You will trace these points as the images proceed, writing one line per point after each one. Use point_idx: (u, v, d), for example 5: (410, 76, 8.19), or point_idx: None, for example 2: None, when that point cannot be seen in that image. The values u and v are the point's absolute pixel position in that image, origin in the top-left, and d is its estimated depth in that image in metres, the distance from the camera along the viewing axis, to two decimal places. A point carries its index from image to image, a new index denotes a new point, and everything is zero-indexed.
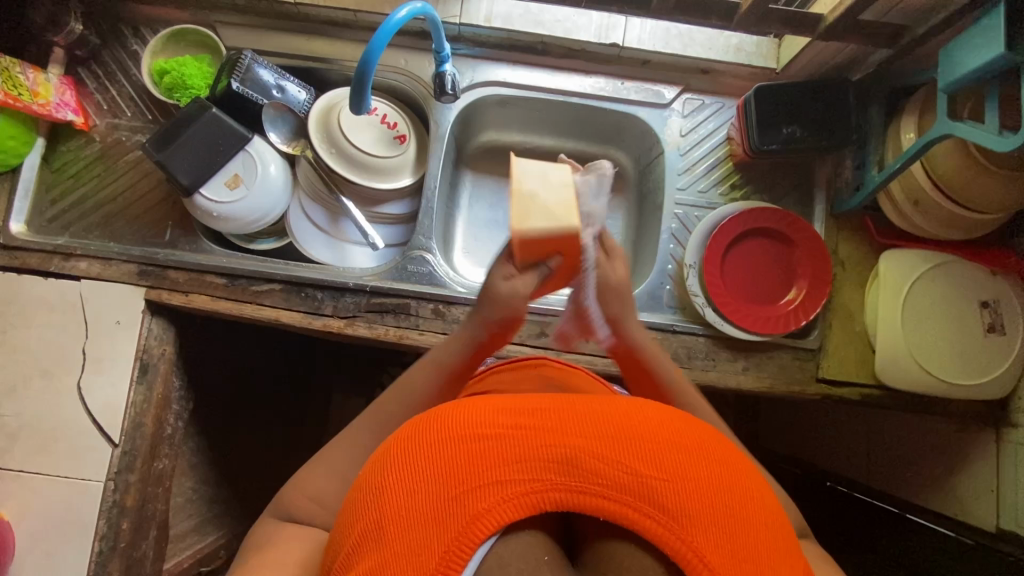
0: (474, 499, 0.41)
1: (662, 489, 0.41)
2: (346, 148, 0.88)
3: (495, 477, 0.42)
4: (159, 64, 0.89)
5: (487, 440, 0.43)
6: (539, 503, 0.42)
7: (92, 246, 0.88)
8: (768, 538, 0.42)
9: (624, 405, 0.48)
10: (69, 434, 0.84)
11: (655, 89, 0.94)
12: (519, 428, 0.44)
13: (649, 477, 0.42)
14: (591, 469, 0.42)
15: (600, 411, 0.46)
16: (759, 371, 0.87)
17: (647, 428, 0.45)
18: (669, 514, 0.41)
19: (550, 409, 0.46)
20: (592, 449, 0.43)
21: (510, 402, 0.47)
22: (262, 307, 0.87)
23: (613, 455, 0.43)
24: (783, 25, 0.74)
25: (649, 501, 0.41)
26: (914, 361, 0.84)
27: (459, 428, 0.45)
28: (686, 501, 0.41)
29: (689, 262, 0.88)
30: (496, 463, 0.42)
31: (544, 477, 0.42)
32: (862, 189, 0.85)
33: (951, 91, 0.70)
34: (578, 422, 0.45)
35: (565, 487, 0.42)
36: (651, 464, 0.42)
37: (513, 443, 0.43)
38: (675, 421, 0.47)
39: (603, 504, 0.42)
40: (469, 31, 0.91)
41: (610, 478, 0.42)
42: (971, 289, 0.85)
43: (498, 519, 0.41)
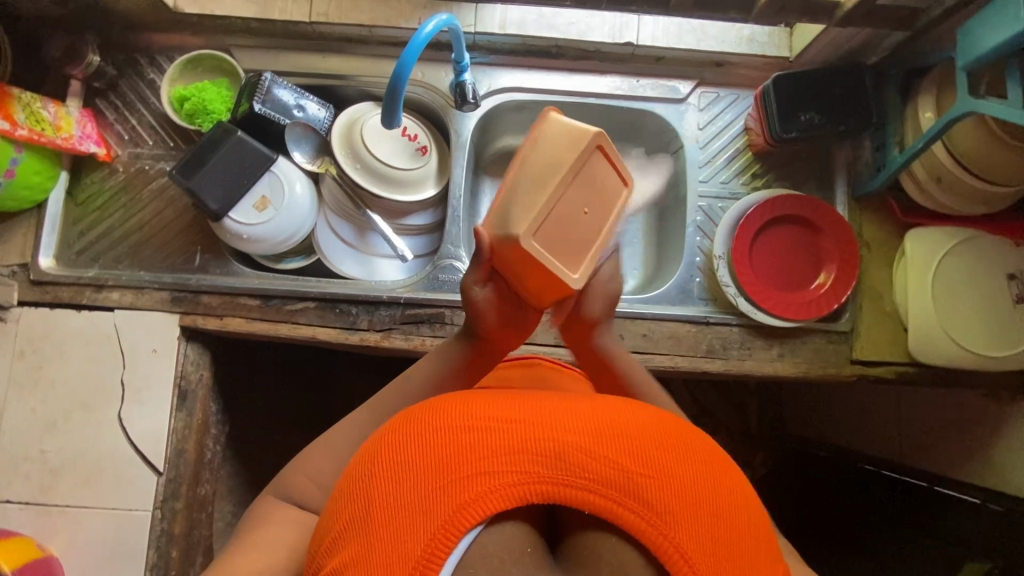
0: (463, 489, 0.42)
1: (646, 485, 0.43)
2: (370, 162, 0.88)
3: (483, 468, 0.43)
4: (179, 91, 0.90)
5: (477, 434, 0.44)
6: (525, 495, 0.43)
7: (122, 276, 0.88)
8: (746, 540, 0.44)
9: (614, 405, 0.49)
10: (113, 465, 0.84)
11: (670, 85, 0.95)
12: (510, 423, 0.45)
13: (633, 472, 0.43)
14: (576, 462, 0.43)
15: (591, 409, 0.47)
16: (795, 357, 0.88)
17: (635, 428, 0.46)
18: (651, 509, 0.42)
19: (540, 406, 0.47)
20: (578, 444, 0.44)
21: (501, 399, 0.48)
22: (298, 326, 0.87)
23: (599, 449, 0.44)
24: (800, 14, 0.75)
25: (632, 495, 0.42)
26: (946, 337, 0.85)
27: (452, 420, 0.46)
28: (667, 498, 0.42)
29: (718, 253, 0.89)
30: (485, 455, 0.43)
31: (531, 471, 0.43)
32: (884, 169, 0.86)
33: (971, 70, 0.71)
34: (568, 418, 0.46)
35: (549, 480, 0.43)
36: (637, 461, 0.43)
37: (503, 437, 0.44)
38: (663, 422, 0.48)
39: (587, 496, 0.43)
40: (484, 39, 0.92)
41: (594, 472, 0.43)
42: (997, 263, 0.86)
43: (484, 511, 0.42)
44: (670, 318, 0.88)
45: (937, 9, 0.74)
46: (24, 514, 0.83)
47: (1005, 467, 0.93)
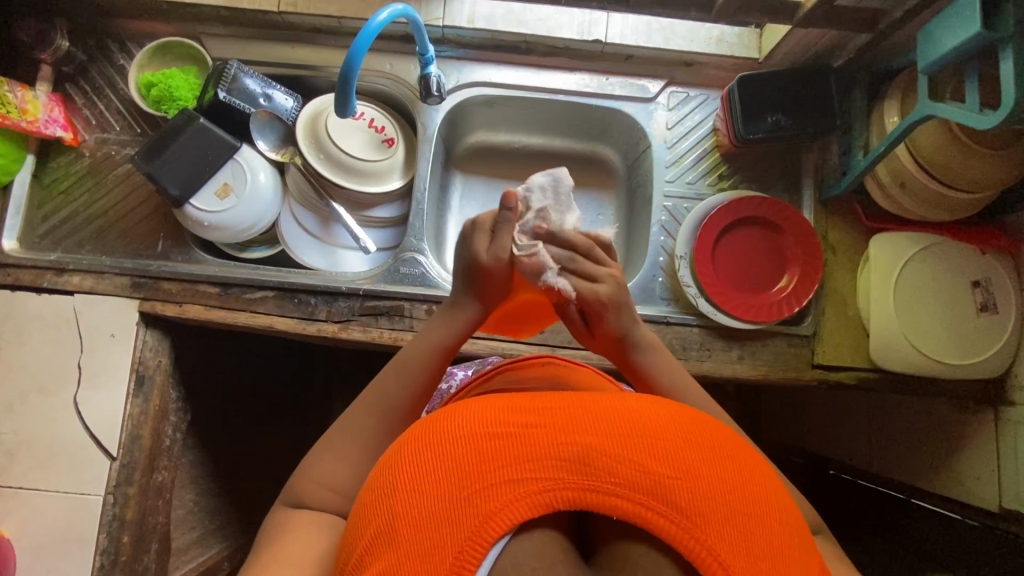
0: (486, 498, 0.41)
1: (675, 487, 0.41)
2: (334, 153, 0.89)
3: (506, 475, 0.42)
4: (147, 77, 0.90)
5: (499, 439, 0.43)
6: (552, 501, 0.41)
7: (84, 261, 0.88)
8: (787, 538, 0.42)
9: (633, 401, 0.48)
10: (67, 449, 0.84)
11: (640, 84, 0.95)
12: (530, 427, 0.44)
13: (662, 473, 0.42)
14: (601, 466, 0.42)
15: (610, 408, 0.46)
16: (755, 359, 0.87)
17: (658, 425, 0.45)
18: (682, 512, 0.40)
19: (559, 407, 0.46)
20: (602, 446, 0.43)
21: (518, 402, 0.47)
22: (256, 315, 0.87)
23: (625, 451, 0.43)
24: (762, 14, 0.75)
25: (662, 499, 0.41)
26: (907, 343, 0.84)
27: (470, 427, 0.45)
28: (699, 498, 0.41)
29: (680, 253, 0.89)
30: (508, 461, 0.42)
31: (557, 476, 0.42)
32: (848, 173, 0.85)
33: (931, 72, 0.71)
34: (590, 419, 0.44)
35: (576, 485, 0.42)
36: (663, 461, 0.42)
37: (525, 442, 0.43)
38: (687, 417, 0.47)
39: (616, 501, 0.41)
40: (453, 33, 0.92)
41: (622, 475, 0.42)
42: (961, 269, 0.86)
43: (511, 518, 0.41)
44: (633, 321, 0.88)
45: (898, 11, 0.74)
46: None
47: (965, 475, 0.91)
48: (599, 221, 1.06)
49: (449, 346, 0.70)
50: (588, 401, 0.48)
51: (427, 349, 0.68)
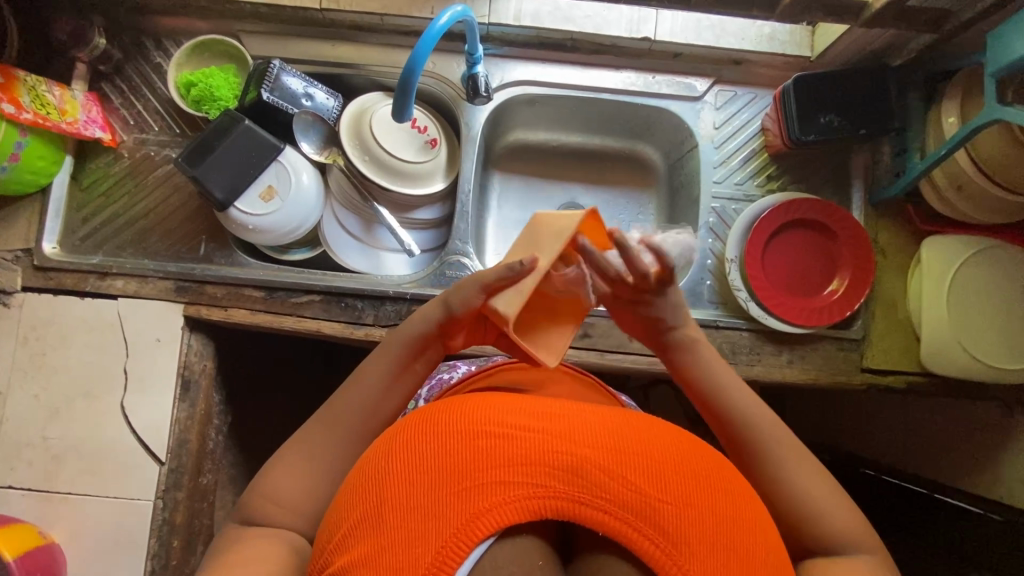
0: (475, 498, 0.41)
1: (665, 511, 0.42)
2: (379, 155, 0.87)
3: (498, 477, 0.42)
4: (186, 76, 0.88)
5: (496, 440, 0.44)
6: (540, 510, 0.42)
7: (127, 264, 0.87)
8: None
9: (637, 422, 0.48)
10: (116, 454, 0.84)
11: (687, 82, 0.93)
12: (529, 431, 0.45)
13: (654, 497, 0.42)
14: (594, 480, 0.42)
15: (612, 423, 0.47)
16: (805, 364, 0.87)
17: (656, 449, 0.45)
18: (668, 538, 0.41)
19: (561, 416, 0.46)
20: (598, 461, 0.43)
21: (522, 405, 0.48)
22: (302, 320, 0.86)
23: (620, 466, 0.43)
24: (826, 14, 0.73)
25: (649, 520, 0.41)
26: (959, 347, 0.84)
27: (468, 425, 0.45)
28: (685, 527, 0.41)
29: (730, 256, 0.88)
30: (501, 464, 0.43)
31: (548, 484, 0.42)
32: (904, 175, 0.84)
33: (1000, 76, 0.69)
34: (589, 431, 0.45)
35: (567, 496, 0.42)
36: (656, 485, 0.43)
37: (520, 448, 0.43)
38: (690, 448, 0.47)
39: (603, 516, 0.42)
40: (498, 31, 0.90)
41: (613, 492, 0.42)
42: (1018, 273, 0.84)
43: (497, 521, 0.41)
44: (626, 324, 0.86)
45: (967, 12, 0.72)
46: (26, 500, 0.83)
47: (1011, 478, 0.91)
48: (639, 222, 1.05)
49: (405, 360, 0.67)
50: (593, 414, 0.48)
51: (385, 363, 0.67)
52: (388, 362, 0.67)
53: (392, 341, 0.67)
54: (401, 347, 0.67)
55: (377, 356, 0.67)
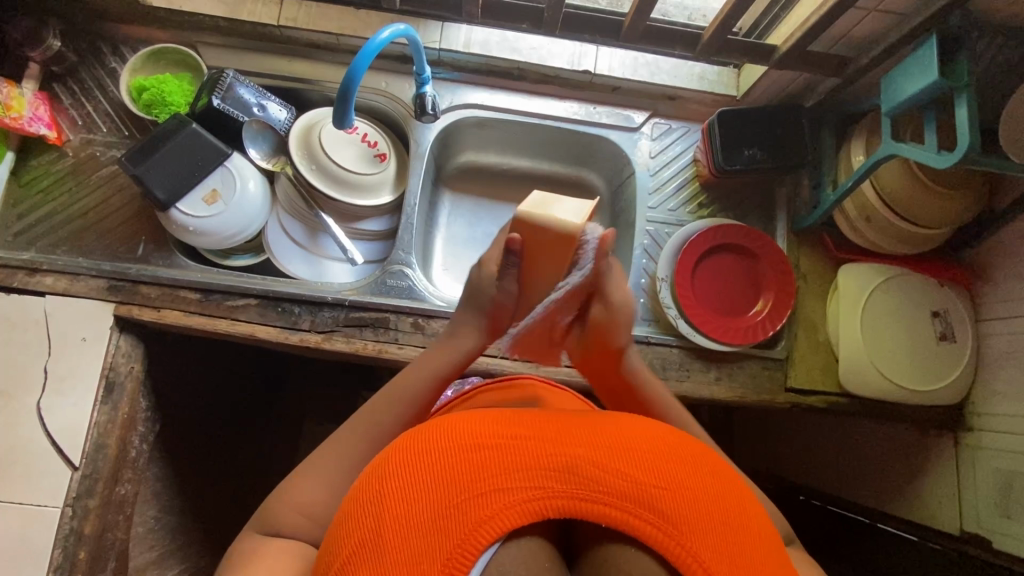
0: (478, 507, 0.42)
1: (661, 497, 0.43)
2: (326, 165, 0.89)
3: (497, 484, 0.43)
4: (138, 81, 0.90)
5: (488, 450, 0.44)
6: (541, 511, 0.42)
7: (59, 261, 0.86)
8: (765, 547, 0.44)
9: (619, 419, 0.50)
10: (26, 458, 0.80)
11: (625, 114, 1.00)
12: (519, 437, 0.45)
13: (648, 484, 0.43)
14: (588, 476, 0.43)
15: (597, 425, 0.48)
16: (731, 382, 0.90)
17: (642, 440, 0.47)
18: (668, 520, 0.42)
19: (544, 422, 0.48)
20: (589, 457, 0.44)
21: (507, 415, 0.49)
22: (237, 323, 0.86)
23: (610, 462, 0.44)
24: (741, 54, 0.80)
25: (648, 508, 0.43)
26: (875, 369, 0.89)
27: (458, 439, 0.46)
28: (683, 507, 0.43)
29: (662, 275, 0.92)
30: (497, 471, 0.43)
31: (545, 485, 0.43)
32: (820, 207, 0.90)
33: (894, 115, 0.75)
34: (576, 433, 0.46)
35: (566, 495, 0.43)
36: (649, 473, 0.44)
37: (513, 453, 0.44)
38: (672, 436, 0.49)
39: (605, 510, 0.43)
40: (448, 56, 0.95)
41: (609, 484, 0.43)
42: (923, 300, 0.91)
43: (500, 526, 0.42)
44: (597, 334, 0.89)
45: (865, 58, 0.80)
46: None
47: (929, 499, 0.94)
48: None
49: (448, 373, 0.70)
50: (573, 417, 0.49)
51: (427, 376, 0.69)
52: (433, 370, 0.70)
53: (433, 357, 0.71)
54: (447, 360, 0.70)
55: (419, 363, 0.70)
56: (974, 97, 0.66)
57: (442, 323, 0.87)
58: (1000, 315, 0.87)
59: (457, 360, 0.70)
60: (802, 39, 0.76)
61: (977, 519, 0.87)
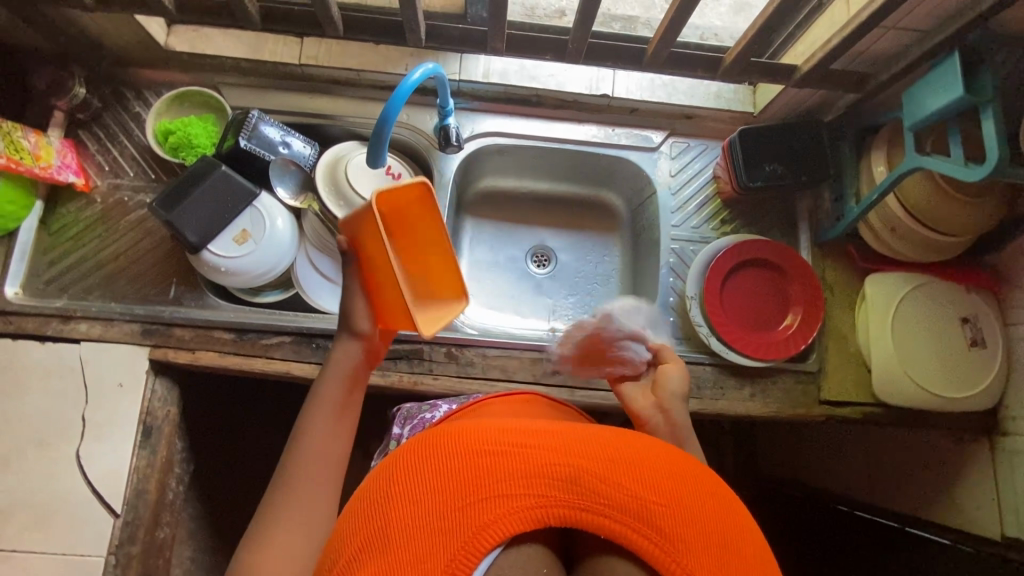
0: (481, 510, 0.42)
1: (660, 513, 0.42)
2: (353, 199, 0.90)
3: (501, 490, 0.43)
4: (164, 125, 0.91)
5: (495, 456, 0.44)
6: (542, 517, 0.42)
7: (92, 307, 0.86)
8: (760, 571, 0.43)
9: (623, 435, 0.50)
10: (67, 507, 0.80)
11: (643, 134, 1.01)
12: (525, 446, 0.45)
13: (649, 500, 0.43)
14: (590, 486, 0.43)
15: (602, 437, 0.48)
16: (765, 397, 0.90)
17: (646, 456, 0.47)
18: (667, 537, 0.42)
19: (553, 431, 0.48)
20: (593, 468, 0.44)
21: (518, 424, 0.49)
22: (272, 361, 0.86)
23: (614, 475, 0.44)
24: (761, 75, 0.81)
25: (648, 523, 0.42)
26: (908, 379, 0.89)
27: (466, 447, 0.46)
28: (681, 525, 0.42)
29: (690, 293, 0.92)
30: (502, 477, 0.43)
31: (548, 493, 0.43)
32: (843, 220, 0.91)
33: (917, 129, 0.76)
34: (581, 444, 0.46)
35: (567, 503, 0.43)
36: (651, 489, 0.44)
37: (519, 460, 0.44)
38: (673, 454, 0.49)
39: (604, 522, 0.42)
40: (468, 87, 0.96)
41: (609, 496, 0.43)
42: (951, 307, 0.92)
43: (502, 531, 0.42)
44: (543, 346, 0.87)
45: (885, 73, 0.81)
46: None
47: (968, 505, 0.94)
48: (605, 262, 1.10)
49: (347, 392, 0.64)
50: (582, 430, 0.49)
51: (334, 407, 0.63)
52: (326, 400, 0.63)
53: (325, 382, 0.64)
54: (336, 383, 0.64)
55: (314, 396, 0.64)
56: (999, 112, 0.67)
57: (477, 352, 0.88)
58: None
59: (344, 381, 0.64)
60: (822, 59, 0.77)
61: (1018, 524, 0.87)
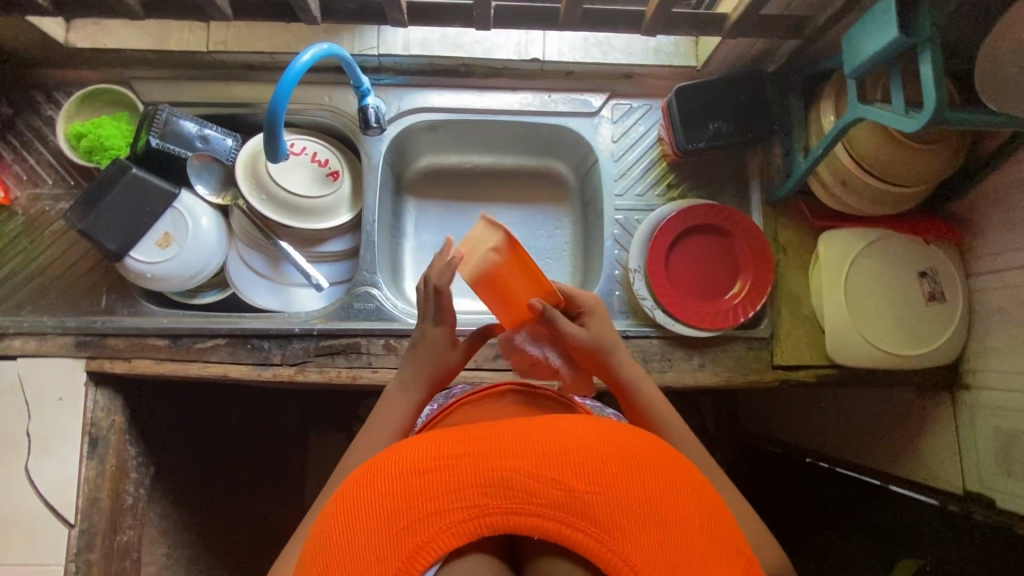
0: (415, 532, 0.41)
1: (596, 503, 0.42)
2: (276, 193, 0.87)
3: (434, 508, 0.42)
4: (75, 127, 0.86)
5: (426, 474, 0.43)
6: (478, 528, 0.42)
7: (24, 323, 0.86)
8: (706, 538, 0.42)
9: (560, 422, 0.47)
10: (24, 520, 0.81)
11: (582, 99, 0.95)
12: (456, 457, 0.44)
13: (583, 491, 0.42)
14: (523, 488, 0.42)
15: (535, 430, 0.46)
16: (715, 366, 0.88)
17: (580, 441, 0.45)
18: (604, 527, 0.41)
19: (483, 433, 0.46)
20: (526, 469, 0.43)
21: (451, 432, 0.47)
22: (208, 364, 0.85)
23: (547, 470, 0.43)
24: (691, 28, 0.76)
25: (584, 516, 0.41)
26: (862, 339, 0.85)
27: (393, 466, 0.44)
28: (617, 512, 0.41)
29: (635, 266, 0.88)
30: (433, 495, 0.42)
31: (482, 502, 0.42)
32: (793, 175, 0.86)
33: (858, 75, 0.70)
34: (511, 442, 0.44)
35: (502, 509, 0.42)
36: (585, 479, 0.42)
37: (449, 474, 0.43)
38: (610, 431, 0.47)
39: (539, 521, 0.42)
40: (390, 61, 0.91)
41: (543, 495, 0.42)
42: (908, 262, 0.87)
43: (441, 546, 0.41)
44: None
45: (820, 18, 0.74)
46: None
47: (931, 459, 0.93)
48: (556, 236, 1.06)
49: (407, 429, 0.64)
50: (516, 424, 0.47)
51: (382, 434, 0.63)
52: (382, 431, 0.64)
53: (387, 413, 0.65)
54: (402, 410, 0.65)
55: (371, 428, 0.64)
56: (938, 53, 0.61)
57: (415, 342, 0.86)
58: (989, 269, 0.83)
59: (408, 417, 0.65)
60: (752, 6, 0.71)
61: (978, 477, 0.86)
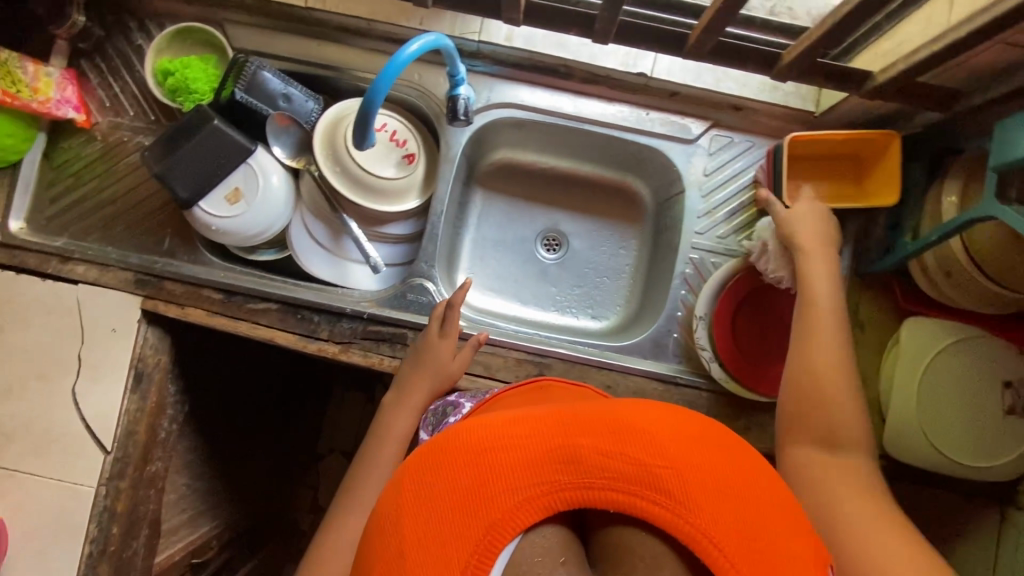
0: (488, 509, 0.38)
1: (669, 478, 0.39)
2: (351, 167, 0.84)
3: (506, 484, 0.39)
4: (164, 63, 0.85)
5: (494, 451, 0.41)
6: (550, 504, 0.39)
7: (90, 250, 0.87)
8: (783, 519, 0.39)
9: (621, 405, 0.44)
10: (65, 437, 0.85)
11: (681, 123, 0.89)
12: (522, 434, 0.41)
13: (655, 466, 0.39)
14: (595, 463, 0.39)
15: (597, 410, 0.43)
16: (762, 433, 0.84)
17: (644, 419, 0.42)
18: (680, 500, 0.38)
19: (546, 412, 0.43)
20: (596, 445, 0.40)
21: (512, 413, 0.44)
22: (257, 326, 0.85)
23: (619, 446, 0.40)
24: (826, 79, 0.69)
25: (657, 489, 0.38)
26: (923, 437, 0.81)
27: (453, 446, 0.42)
28: (692, 487, 0.38)
29: (698, 312, 0.84)
30: (503, 471, 0.40)
31: (552, 480, 0.39)
32: (892, 253, 0.80)
33: (1003, 170, 0.63)
34: (576, 422, 0.42)
35: (574, 485, 0.39)
36: (655, 454, 0.40)
37: (518, 449, 0.40)
38: (670, 411, 0.44)
39: (613, 496, 0.39)
40: (488, 49, 0.87)
41: (616, 470, 0.39)
42: (994, 367, 0.81)
43: (515, 525, 0.38)
44: (553, 352, 0.85)
45: (979, 97, 0.68)
46: None
47: None
48: (620, 256, 1.01)
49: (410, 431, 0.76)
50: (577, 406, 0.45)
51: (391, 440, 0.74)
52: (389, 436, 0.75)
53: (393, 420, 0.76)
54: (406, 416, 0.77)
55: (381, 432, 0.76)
56: None
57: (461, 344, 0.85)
58: None
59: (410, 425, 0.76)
60: (905, 70, 0.64)
61: None
